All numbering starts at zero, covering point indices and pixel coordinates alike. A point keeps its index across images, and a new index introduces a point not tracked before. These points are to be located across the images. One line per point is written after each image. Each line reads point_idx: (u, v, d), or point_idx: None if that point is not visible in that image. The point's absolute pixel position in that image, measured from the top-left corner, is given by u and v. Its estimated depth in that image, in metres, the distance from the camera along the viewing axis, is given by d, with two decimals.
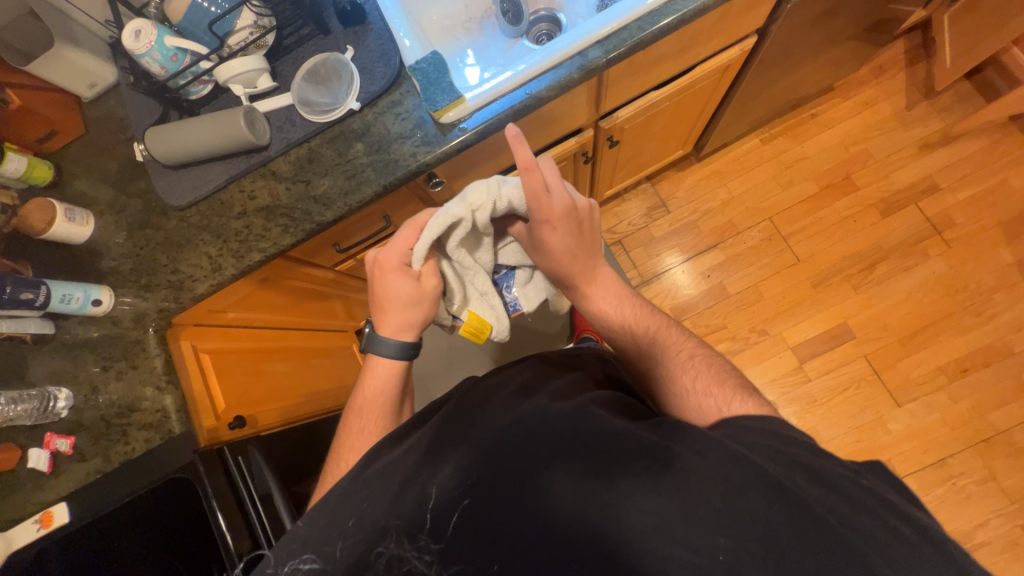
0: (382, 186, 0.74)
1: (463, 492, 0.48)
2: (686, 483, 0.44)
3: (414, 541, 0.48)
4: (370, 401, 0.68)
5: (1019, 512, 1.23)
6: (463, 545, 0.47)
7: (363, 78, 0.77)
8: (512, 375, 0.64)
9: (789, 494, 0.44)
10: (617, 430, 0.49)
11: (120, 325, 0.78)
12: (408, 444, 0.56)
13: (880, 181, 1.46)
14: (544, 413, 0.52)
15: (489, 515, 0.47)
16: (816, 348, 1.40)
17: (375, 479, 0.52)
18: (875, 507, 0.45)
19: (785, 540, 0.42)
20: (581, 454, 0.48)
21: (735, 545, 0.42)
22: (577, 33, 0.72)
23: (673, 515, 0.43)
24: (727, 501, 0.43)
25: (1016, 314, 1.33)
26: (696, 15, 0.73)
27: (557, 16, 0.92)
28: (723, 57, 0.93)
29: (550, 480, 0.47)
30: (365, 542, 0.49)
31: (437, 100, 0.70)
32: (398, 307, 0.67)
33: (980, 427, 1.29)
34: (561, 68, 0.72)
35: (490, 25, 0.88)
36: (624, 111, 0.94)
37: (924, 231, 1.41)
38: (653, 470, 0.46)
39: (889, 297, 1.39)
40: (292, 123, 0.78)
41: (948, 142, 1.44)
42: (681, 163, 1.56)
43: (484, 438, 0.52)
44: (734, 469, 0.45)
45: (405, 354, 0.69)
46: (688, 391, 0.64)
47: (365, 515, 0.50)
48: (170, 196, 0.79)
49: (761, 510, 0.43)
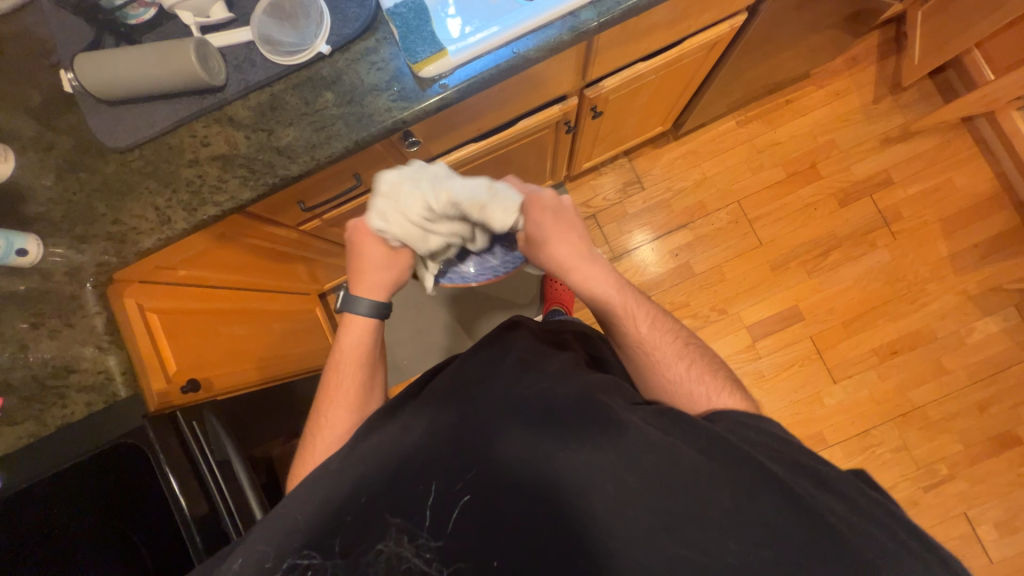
0: (353, 141, 0.68)
1: (464, 488, 0.50)
2: (693, 484, 0.48)
3: (414, 539, 0.49)
4: (347, 355, 0.70)
5: (923, 477, 1.41)
6: (468, 542, 0.48)
7: (335, 18, 0.69)
8: (506, 349, 0.63)
9: (793, 498, 0.47)
10: (621, 421, 0.51)
11: (51, 278, 0.71)
12: (403, 421, 0.57)
13: (842, 172, 1.52)
14: (548, 396, 0.54)
15: (493, 509, 0.49)
16: (769, 328, 1.49)
17: (366, 456, 0.53)
18: (880, 517, 0.48)
19: (789, 542, 0.45)
20: (594, 452, 0.49)
21: (736, 543, 0.46)
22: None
23: (681, 514, 0.47)
24: (735, 506, 0.47)
25: (944, 304, 1.46)
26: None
27: None
28: (713, 33, 0.91)
29: (558, 475, 0.49)
30: (365, 539, 0.49)
31: (416, 51, 0.66)
32: (369, 274, 0.71)
33: (901, 402, 1.44)
34: (551, 28, 0.68)
35: None
36: (611, 81, 0.91)
37: (875, 223, 1.50)
38: (663, 468, 0.48)
39: (837, 283, 1.49)
40: (252, 63, 0.69)
41: (906, 139, 1.52)
42: (658, 140, 1.55)
43: (490, 425, 0.53)
44: (740, 473, 0.48)
45: (378, 310, 0.71)
46: (681, 378, 0.65)
47: (359, 506, 0.50)
48: (107, 135, 0.70)
49: (767, 513, 0.46)
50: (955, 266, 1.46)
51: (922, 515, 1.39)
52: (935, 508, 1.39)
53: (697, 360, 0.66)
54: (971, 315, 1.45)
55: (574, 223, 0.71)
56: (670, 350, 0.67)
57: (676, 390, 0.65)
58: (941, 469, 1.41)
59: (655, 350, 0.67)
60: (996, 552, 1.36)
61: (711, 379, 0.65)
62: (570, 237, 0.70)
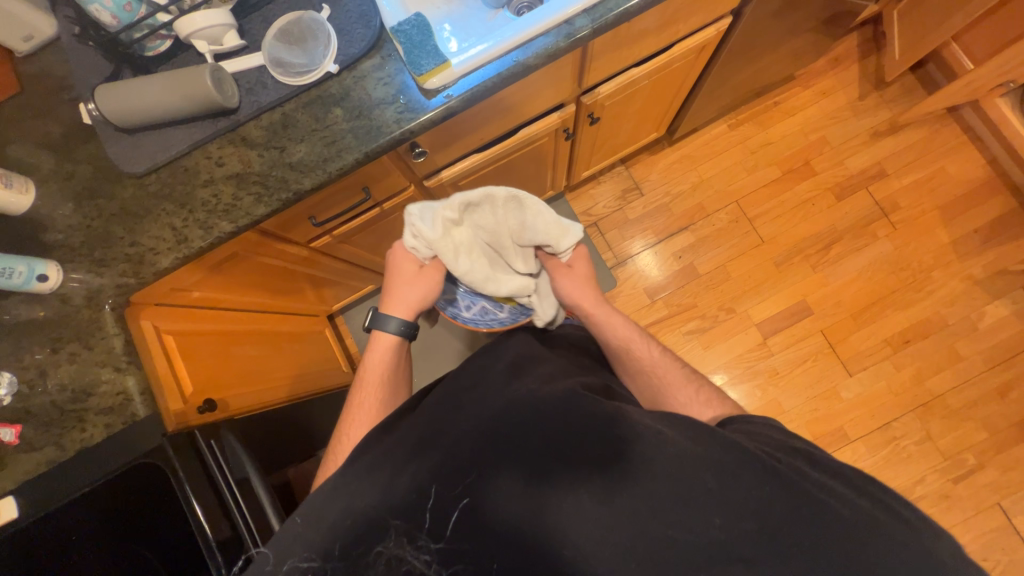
0: (363, 153, 0.71)
1: (463, 490, 0.49)
2: (681, 471, 0.48)
3: (413, 540, 0.48)
4: (372, 370, 0.72)
5: (950, 468, 1.38)
6: (466, 544, 0.47)
7: (341, 39, 0.72)
8: (499, 356, 0.68)
9: (780, 477, 0.48)
10: (604, 414, 0.53)
11: (69, 303, 0.72)
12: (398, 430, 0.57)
13: (836, 167, 1.55)
14: (535, 396, 0.56)
15: (486, 511, 0.48)
16: (778, 324, 1.48)
17: (363, 470, 0.53)
18: (874, 492, 0.49)
19: (779, 519, 0.46)
20: (575, 442, 0.51)
21: (725, 523, 0.46)
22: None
23: (670, 497, 0.47)
24: (722, 485, 0.47)
25: (951, 290, 1.46)
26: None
27: None
28: (701, 37, 0.95)
29: (547, 467, 0.50)
30: (364, 543, 0.48)
31: (421, 64, 0.68)
32: (395, 287, 0.74)
33: (919, 392, 1.42)
34: (548, 36, 0.72)
35: None
36: (606, 87, 0.94)
37: (874, 214, 1.51)
38: (646, 453, 0.49)
39: (843, 276, 1.50)
40: (264, 85, 0.72)
41: (895, 132, 1.55)
42: (653, 147, 1.59)
43: (480, 424, 0.54)
44: (726, 458, 0.49)
45: (403, 329, 0.72)
46: (688, 403, 0.70)
47: (360, 514, 0.49)
48: (125, 161, 0.72)
49: (756, 492, 0.47)
50: (958, 252, 1.47)
51: (954, 508, 1.36)
52: (967, 500, 1.36)
53: (702, 388, 0.71)
54: (979, 300, 1.45)
55: (587, 273, 0.80)
56: (676, 376, 0.72)
57: (684, 411, 0.69)
58: (968, 458, 1.38)
59: (664, 375, 0.72)
60: None
61: (718, 405, 0.69)
62: (582, 287, 0.78)
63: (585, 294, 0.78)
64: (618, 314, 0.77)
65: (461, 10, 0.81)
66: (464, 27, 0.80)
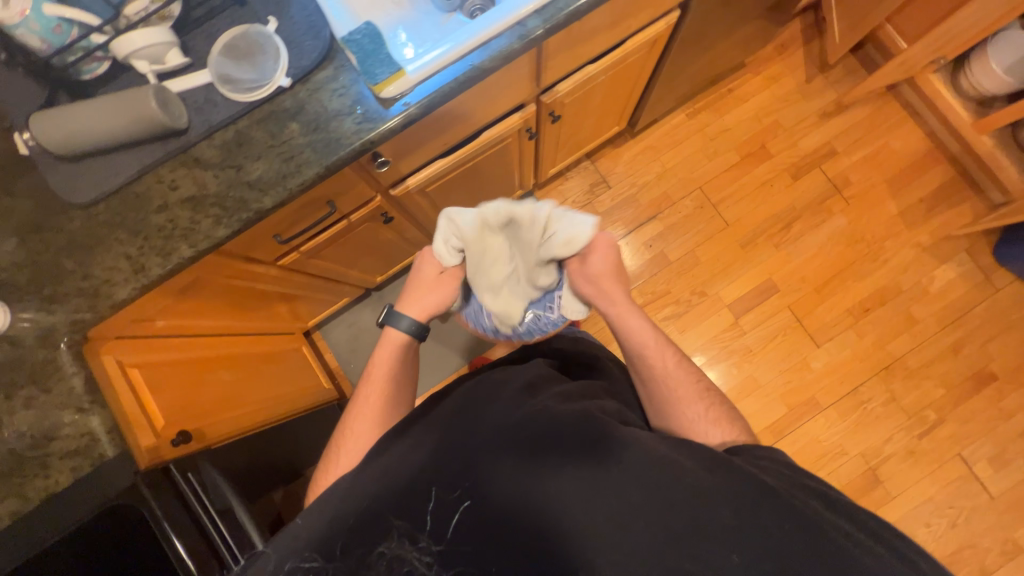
0: (324, 167, 0.69)
1: (464, 494, 0.54)
2: (693, 502, 0.52)
3: (414, 542, 0.52)
4: (376, 379, 0.76)
5: (914, 425, 1.47)
6: (464, 547, 0.51)
7: (291, 52, 0.70)
8: (515, 375, 0.71)
9: (785, 516, 0.51)
10: (625, 441, 0.57)
11: (21, 344, 0.68)
12: (412, 439, 0.62)
13: (790, 149, 1.61)
14: (554, 415, 0.60)
15: (488, 512, 0.53)
16: (749, 303, 1.54)
17: (378, 474, 0.58)
18: (878, 549, 0.51)
19: (787, 552, 0.48)
20: (594, 467, 0.54)
21: (723, 552, 0.49)
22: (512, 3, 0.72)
23: (681, 533, 0.50)
24: (740, 519, 0.50)
25: (903, 258, 1.54)
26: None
27: None
28: (651, 31, 0.97)
29: (560, 485, 0.53)
30: (365, 542, 0.52)
31: (376, 73, 0.67)
32: (413, 294, 0.85)
33: (882, 357, 1.50)
34: (501, 39, 0.72)
35: None
36: (564, 85, 0.95)
37: (828, 191, 1.58)
38: (655, 479, 0.53)
39: (804, 252, 1.56)
40: (213, 103, 0.70)
41: (841, 112, 1.63)
42: (617, 139, 1.61)
43: (502, 441, 0.58)
44: (739, 491, 0.53)
45: (414, 328, 0.81)
46: (700, 418, 0.71)
47: (360, 510, 0.55)
48: (71, 191, 0.69)
49: (759, 524, 0.50)
50: (907, 222, 1.56)
51: (919, 461, 1.45)
52: (930, 453, 1.46)
53: (714, 405, 0.73)
54: (929, 266, 1.54)
55: (613, 274, 0.86)
56: (688, 391, 0.74)
57: (694, 424, 0.71)
58: (929, 414, 1.47)
59: (676, 388, 0.74)
60: (993, 486, 1.43)
61: (728, 426, 0.70)
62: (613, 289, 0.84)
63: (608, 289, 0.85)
64: (640, 315, 0.81)
65: (410, 17, 0.80)
66: (417, 32, 0.78)
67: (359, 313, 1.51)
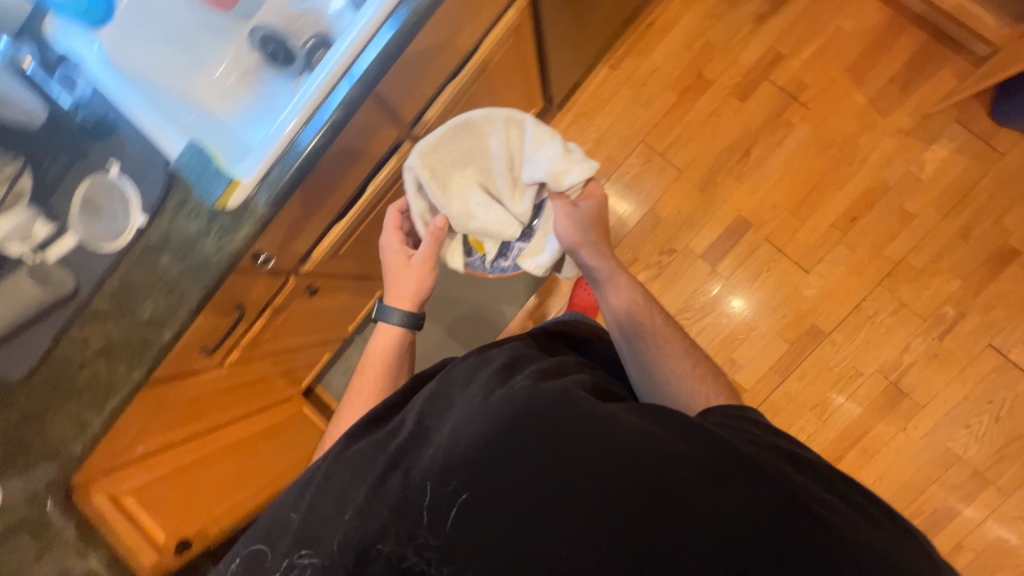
0: (204, 290, 0.72)
1: (457, 489, 0.56)
2: (688, 474, 0.55)
3: (413, 538, 0.56)
4: (373, 357, 0.86)
5: (932, 326, 1.36)
6: (457, 541, 0.55)
7: (140, 190, 0.73)
8: (490, 359, 0.70)
9: (773, 490, 0.55)
10: (614, 421, 0.58)
11: (13, 511, 0.76)
12: (391, 426, 0.66)
13: (731, 68, 1.46)
14: (533, 396, 0.59)
15: (481, 514, 0.55)
16: (723, 247, 1.45)
17: (358, 464, 0.63)
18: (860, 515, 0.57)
19: (764, 522, 0.53)
20: (580, 450, 0.56)
21: (708, 513, 0.53)
22: (313, 80, 0.72)
23: (676, 495, 0.54)
24: (720, 493, 0.54)
25: (884, 150, 1.39)
26: (434, 9, 0.72)
27: (328, 35, 0.86)
28: (503, 25, 0.91)
29: (547, 467, 0.55)
30: (367, 543, 0.57)
31: (213, 190, 0.70)
32: (393, 284, 0.89)
33: (882, 264, 1.38)
34: (322, 112, 0.72)
35: (266, 77, 0.87)
36: (431, 113, 0.93)
37: (784, 102, 1.43)
38: (648, 452, 0.55)
39: (771, 176, 1.44)
40: (90, 258, 0.74)
41: (779, 7, 1.44)
42: (543, 117, 1.53)
43: (490, 433, 0.58)
44: (732, 467, 0.56)
45: (407, 318, 0.88)
46: (687, 373, 0.81)
47: (355, 511, 0.59)
48: (7, 371, 0.76)
49: (745, 491, 0.55)
50: (880, 109, 1.39)
51: (944, 363, 1.36)
52: (955, 352, 1.35)
53: (700, 364, 0.83)
54: (916, 150, 1.37)
55: (598, 228, 0.97)
56: (674, 342, 0.85)
57: (682, 379, 0.80)
58: (947, 311, 1.36)
59: (664, 346, 0.84)
60: None
61: (713, 380, 0.81)
62: (594, 249, 0.95)
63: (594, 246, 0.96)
64: (628, 281, 0.94)
65: (264, 94, 0.86)
66: (274, 107, 0.85)
67: (350, 358, 1.56)
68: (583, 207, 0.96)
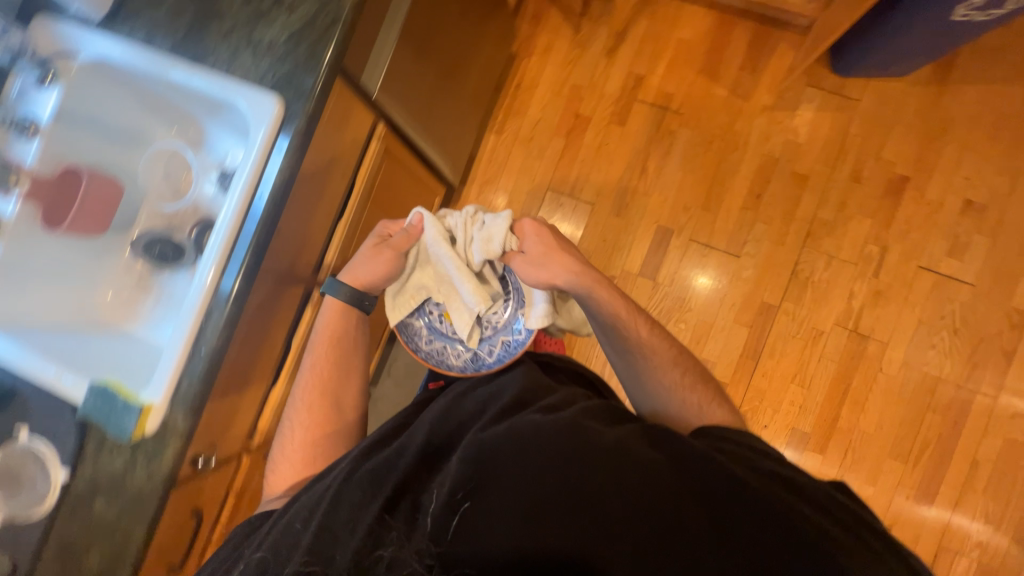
0: (146, 523, 0.69)
1: (464, 497, 0.62)
2: (682, 480, 0.61)
3: (411, 541, 0.62)
4: (324, 334, 0.88)
5: (864, 267, 1.43)
6: (459, 548, 0.60)
7: (57, 444, 0.72)
8: (505, 394, 0.76)
9: (765, 504, 0.59)
10: (615, 440, 0.65)
11: None
12: (400, 445, 0.73)
13: (602, 101, 1.57)
14: (540, 425, 0.66)
15: (484, 513, 0.61)
16: (655, 259, 1.51)
17: (366, 481, 0.69)
18: (849, 525, 0.60)
19: (748, 529, 0.58)
20: (587, 454, 0.63)
21: (700, 508, 0.60)
22: (199, 273, 0.70)
23: (681, 493, 0.60)
24: (716, 508, 0.59)
25: (760, 129, 1.49)
26: (287, 190, 0.72)
27: (211, 218, 0.86)
28: (370, 156, 0.92)
29: (546, 476, 0.62)
30: (371, 548, 0.62)
31: (125, 425, 0.68)
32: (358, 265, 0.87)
33: (798, 227, 1.46)
34: (212, 313, 0.71)
35: (164, 279, 0.87)
36: (330, 257, 0.93)
37: (659, 115, 1.54)
38: (642, 466, 0.62)
39: (673, 182, 1.52)
40: (20, 532, 0.71)
41: (624, 36, 1.57)
42: (452, 196, 1.58)
43: (503, 455, 0.64)
44: (726, 479, 0.61)
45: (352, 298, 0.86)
46: (679, 384, 0.84)
47: (367, 522, 0.64)
48: None
49: (735, 500, 0.60)
50: (742, 95, 1.50)
51: (888, 297, 1.42)
52: (893, 283, 1.42)
53: (689, 371, 0.85)
54: (786, 120, 1.49)
55: (550, 245, 0.82)
56: (665, 354, 0.85)
57: (673, 390, 0.83)
58: (871, 250, 1.43)
59: (653, 355, 0.84)
60: (962, 276, 1.40)
61: (703, 389, 0.84)
62: (556, 272, 0.81)
63: (552, 271, 0.81)
64: (605, 291, 0.82)
65: (167, 297, 0.86)
66: (179, 305, 0.84)
67: None
68: (532, 245, 0.82)
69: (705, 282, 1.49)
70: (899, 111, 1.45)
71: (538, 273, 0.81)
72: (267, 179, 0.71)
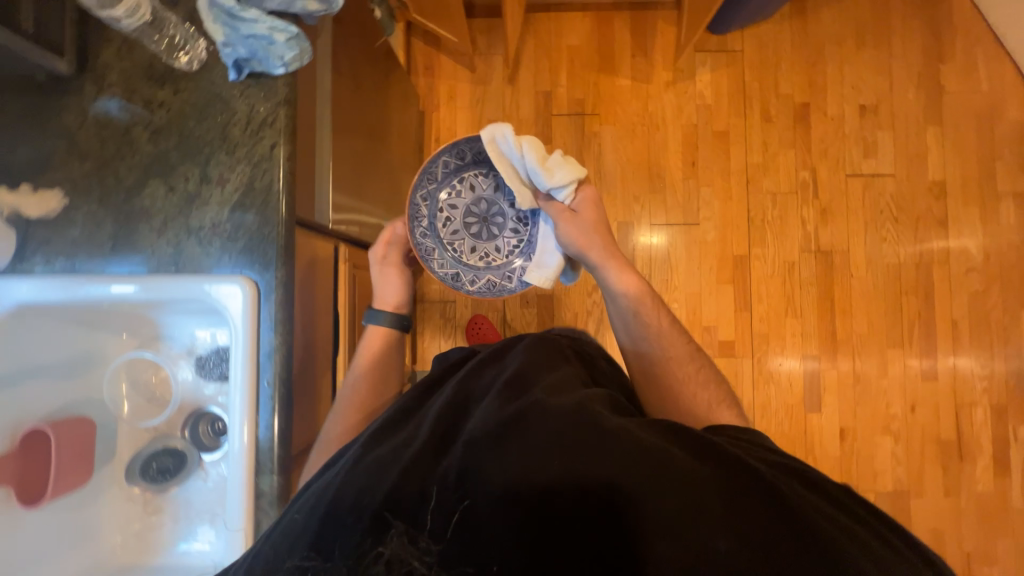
0: None
1: (464, 493, 0.53)
2: (708, 459, 0.55)
3: (415, 541, 0.51)
4: (367, 351, 0.87)
5: (804, 193, 1.55)
6: (460, 550, 0.50)
7: None
8: (507, 366, 0.71)
9: (789, 502, 0.52)
10: (631, 427, 0.57)
11: None
12: (406, 434, 0.61)
13: (522, 126, 1.58)
14: (548, 405, 0.58)
15: (486, 503, 0.52)
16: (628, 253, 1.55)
17: (371, 468, 0.56)
18: (871, 529, 0.54)
19: (774, 528, 0.50)
20: (609, 434, 0.55)
21: (728, 491, 0.52)
22: (231, 429, 0.64)
23: (704, 477, 0.53)
24: (737, 496, 0.52)
25: (671, 104, 1.58)
26: (288, 371, 0.67)
27: (206, 408, 0.77)
28: (343, 280, 0.89)
29: (556, 443, 0.54)
30: (365, 547, 0.51)
31: None
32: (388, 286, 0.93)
33: (737, 178, 1.56)
34: (262, 519, 0.66)
35: (174, 493, 0.77)
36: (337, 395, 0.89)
37: (578, 122, 1.58)
38: (662, 450, 0.54)
39: (615, 178, 1.57)
40: None
41: (518, 60, 1.59)
42: None
43: (515, 431, 0.56)
44: (747, 467, 0.55)
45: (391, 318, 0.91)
46: (691, 378, 0.85)
47: (367, 516, 0.52)
48: None
49: (763, 489, 0.53)
50: (644, 79, 1.58)
51: (833, 211, 1.55)
52: (833, 198, 1.55)
53: (704, 370, 0.87)
54: (690, 89, 1.58)
55: (594, 223, 0.88)
56: (676, 351, 0.87)
57: (686, 384, 0.84)
58: (804, 175, 1.56)
59: (669, 349, 0.87)
60: (882, 171, 1.55)
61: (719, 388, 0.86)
62: (592, 243, 0.86)
63: (590, 242, 0.86)
64: (630, 273, 0.88)
65: (188, 509, 0.77)
66: (210, 512, 0.76)
67: None
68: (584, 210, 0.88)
69: (657, 239, 1.56)
70: (778, 49, 1.58)
71: (576, 239, 0.86)
72: (268, 337, 0.66)
